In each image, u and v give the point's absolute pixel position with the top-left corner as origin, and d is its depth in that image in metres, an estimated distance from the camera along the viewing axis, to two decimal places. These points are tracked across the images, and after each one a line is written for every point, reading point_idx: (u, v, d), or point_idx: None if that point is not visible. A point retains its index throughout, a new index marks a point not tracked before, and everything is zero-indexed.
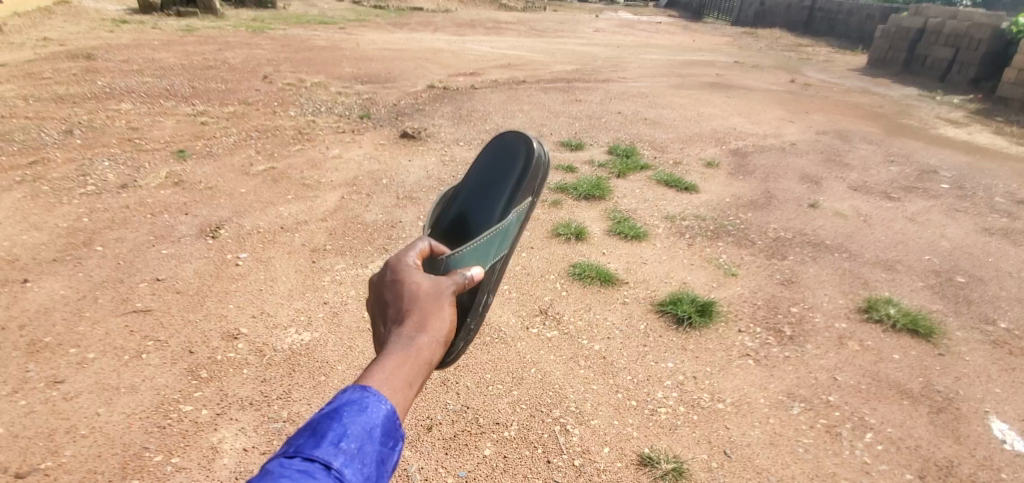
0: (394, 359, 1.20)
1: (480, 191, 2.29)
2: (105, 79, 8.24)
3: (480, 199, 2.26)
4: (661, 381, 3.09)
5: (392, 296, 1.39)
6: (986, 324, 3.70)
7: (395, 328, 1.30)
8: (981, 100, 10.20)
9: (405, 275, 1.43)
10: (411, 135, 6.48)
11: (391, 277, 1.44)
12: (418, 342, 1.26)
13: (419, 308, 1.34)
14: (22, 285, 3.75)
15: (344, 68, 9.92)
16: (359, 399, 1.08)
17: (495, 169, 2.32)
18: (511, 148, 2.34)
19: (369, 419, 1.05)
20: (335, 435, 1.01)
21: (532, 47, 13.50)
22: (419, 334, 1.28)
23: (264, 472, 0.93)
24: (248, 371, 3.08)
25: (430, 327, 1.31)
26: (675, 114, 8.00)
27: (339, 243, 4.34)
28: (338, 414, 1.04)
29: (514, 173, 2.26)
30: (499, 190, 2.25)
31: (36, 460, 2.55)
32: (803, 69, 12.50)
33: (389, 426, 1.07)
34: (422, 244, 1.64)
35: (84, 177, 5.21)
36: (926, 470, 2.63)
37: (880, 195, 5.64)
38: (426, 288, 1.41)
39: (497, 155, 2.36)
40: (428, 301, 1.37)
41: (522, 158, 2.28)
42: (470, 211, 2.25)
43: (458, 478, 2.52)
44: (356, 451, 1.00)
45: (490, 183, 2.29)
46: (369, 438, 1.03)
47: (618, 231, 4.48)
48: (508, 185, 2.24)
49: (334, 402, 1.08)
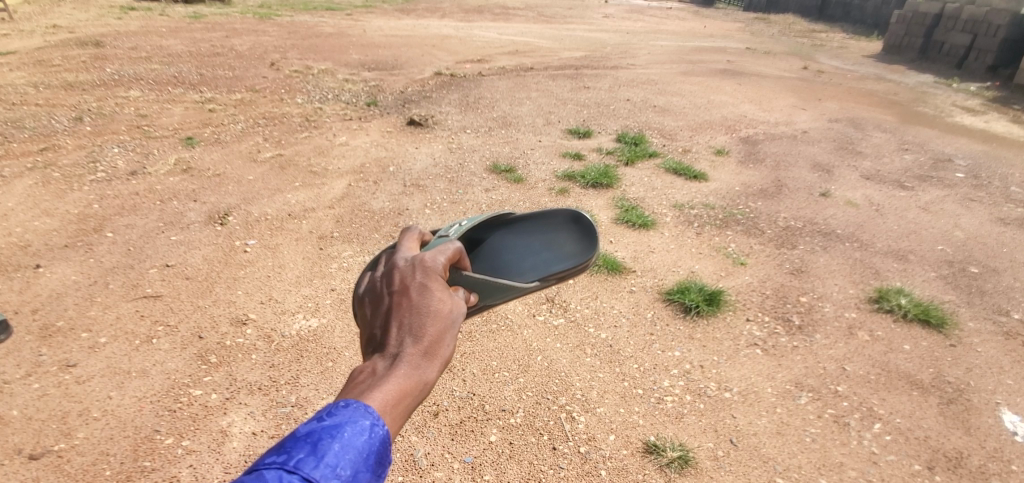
0: (397, 385, 0.99)
1: (522, 239, 1.71)
2: (114, 66, 8.26)
3: (516, 245, 1.69)
4: (668, 370, 3.08)
5: (411, 299, 1.09)
6: (999, 315, 3.65)
7: (405, 344, 1.04)
8: (999, 88, 9.98)
9: (434, 286, 1.12)
10: (419, 122, 6.45)
11: (419, 280, 1.13)
12: (426, 373, 1.02)
13: (439, 331, 1.07)
14: (34, 270, 3.81)
15: (351, 54, 9.85)
16: (358, 420, 0.93)
17: (552, 231, 1.74)
18: (581, 228, 1.72)
19: (367, 444, 0.91)
20: (333, 456, 0.87)
21: (540, 33, 13.31)
22: (429, 361, 1.04)
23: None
24: (256, 356, 3.11)
25: (443, 355, 1.06)
26: (685, 102, 7.89)
27: (346, 230, 4.34)
28: (338, 432, 0.90)
29: (568, 249, 1.66)
30: (544, 254, 1.66)
31: (48, 442, 2.60)
32: (816, 55, 12.30)
33: (383, 453, 0.93)
34: (455, 245, 1.28)
35: (94, 164, 5.24)
36: (936, 461, 2.62)
37: (894, 183, 5.55)
38: (450, 310, 1.10)
39: (570, 224, 1.74)
40: (452, 323, 1.09)
41: (587, 245, 1.65)
42: (499, 251, 1.67)
43: (463, 463, 2.54)
44: (350, 478, 0.87)
45: (540, 241, 1.71)
46: (364, 465, 0.89)
47: (627, 220, 4.44)
48: (553, 256, 1.64)
49: (333, 415, 0.94)
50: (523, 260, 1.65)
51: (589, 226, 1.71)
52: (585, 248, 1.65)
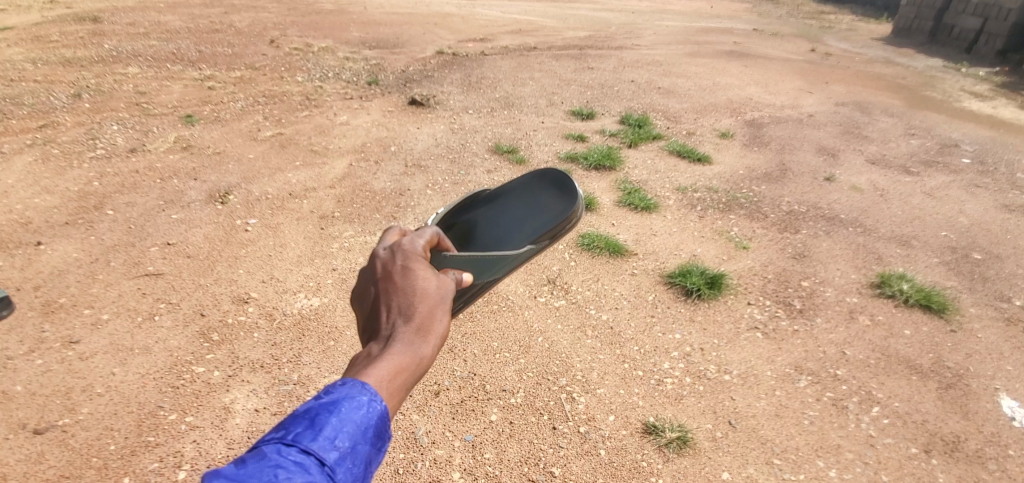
0: (393, 362, 0.99)
1: (501, 214, 1.78)
2: (112, 42, 8.15)
3: (497, 221, 1.75)
4: (669, 352, 3.09)
5: (395, 282, 1.10)
6: (1000, 301, 3.65)
7: (397, 323, 1.04)
8: (1007, 74, 9.86)
9: (416, 265, 1.13)
10: (421, 101, 6.37)
11: (401, 262, 1.14)
12: (421, 349, 1.02)
13: (428, 307, 1.07)
14: (36, 247, 3.80)
15: (351, 32, 9.70)
16: (355, 395, 0.93)
17: (528, 194, 1.81)
18: (556, 183, 1.78)
19: (365, 418, 0.90)
20: (331, 429, 0.87)
21: (544, 11, 13.06)
22: (423, 338, 1.04)
23: (251, 461, 0.81)
24: (258, 334, 3.13)
25: (434, 329, 1.06)
26: (690, 84, 7.78)
27: (347, 210, 4.33)
28: (335, 407, 0.90)
29: (549, 206, 1.72)
30: (527, 218, 1.72)
31: (54, 417, 2.63)
32: (823, 38, 12.11)
33: (381, 427, 0.92)
34: (432, 229, 1.31)
35: (93, 141, 5.20)
36: (933, 445, 2.65)
37: (899, 169, 5.51)
38: (437, 286, 1.11)
39: (546, 183, 1.80)
40: (440, 298, 1.10)
41: (566, 196, 1.70)
42: (487, 230, 1.74)
43: (463, 442, 2.57)
44: (348, 450, 0.87)
45: (522, 208, 1.77)
46: (363, 438, 0.89)
47: (629, 202, 4.42)
48: (537, 216, 1.70)
49: (330, 392, 0.94)
50: (513, 229, 1.70)
51: (562, 176, 1.78)
52: (565, 200, 1.70)
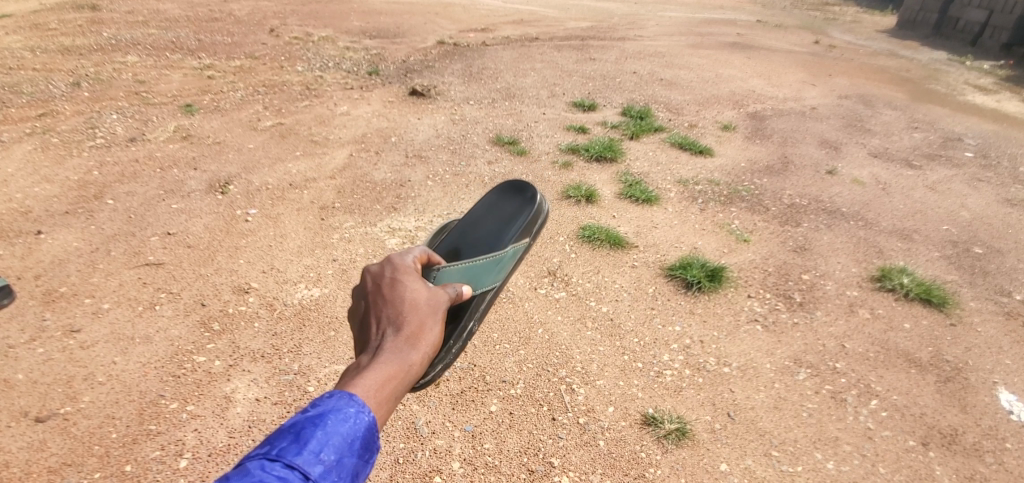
0: (383, 371, 1.12)
1: (478, 227, 2.19)
2: (111, 30, 8.08)
3: (477, 235, 2.16)
4: (668, 344, 3.09)
5: (385, 295, 1.29)
6: (1000, 296, 3.65)
7: (386, 335, 1.21)
8: (1012, 67, 9.75)
9: (404, 282, 1.33)
10: (422, 92, 6.33)
11: (390, 279, 1.34)
12: (410, 357, 1.18)
13: (416, 318, 1.25)
14: (36, 236, 3.80)
15: (352, 22, 9.61)
16: (342, 407, 1.00)
17: (492, 204, 2.24)
18: (515, 191, 2.25)
19: (351, 431, 0.98)
20: (317, 443, 0.93)
21: (545, 2, 12.92)
22: (410, 348, 1.19)
23: (236, 477, 0.85)
24: (259, 324, 3.13)
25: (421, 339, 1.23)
26: (692, 75, 7.73)
27: (348, 201, 4.31)
28: (321, 420, 0.97)
29: (513, 211, 2.19)
30: (499, 223, 2.17)
31: (56, 405, 2.64)
32: (828, 30, 12.01)
33: (368, 438, 1.00)
34: (419, 249, 1.58)
35: (93, 130, 5.18)
36: (930, 437, 2.66)
37: (901, 162, 5.48)
38: (423, 299, 1.31)
39: (505, 193, 2.26)
40: (426, 311, 1.29)
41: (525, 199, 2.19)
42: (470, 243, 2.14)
43: (463, 432, 2.58)
44: (334, 463, 0.93)
45: (492, 216, 2.20)
46: (349, 451, 0.96)
47: (630, 194, 4.40)
48: (508, 220, 2.16)
49: (317, 405, 1.00)
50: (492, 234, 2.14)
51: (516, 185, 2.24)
52: (525, 203, 2.19)
